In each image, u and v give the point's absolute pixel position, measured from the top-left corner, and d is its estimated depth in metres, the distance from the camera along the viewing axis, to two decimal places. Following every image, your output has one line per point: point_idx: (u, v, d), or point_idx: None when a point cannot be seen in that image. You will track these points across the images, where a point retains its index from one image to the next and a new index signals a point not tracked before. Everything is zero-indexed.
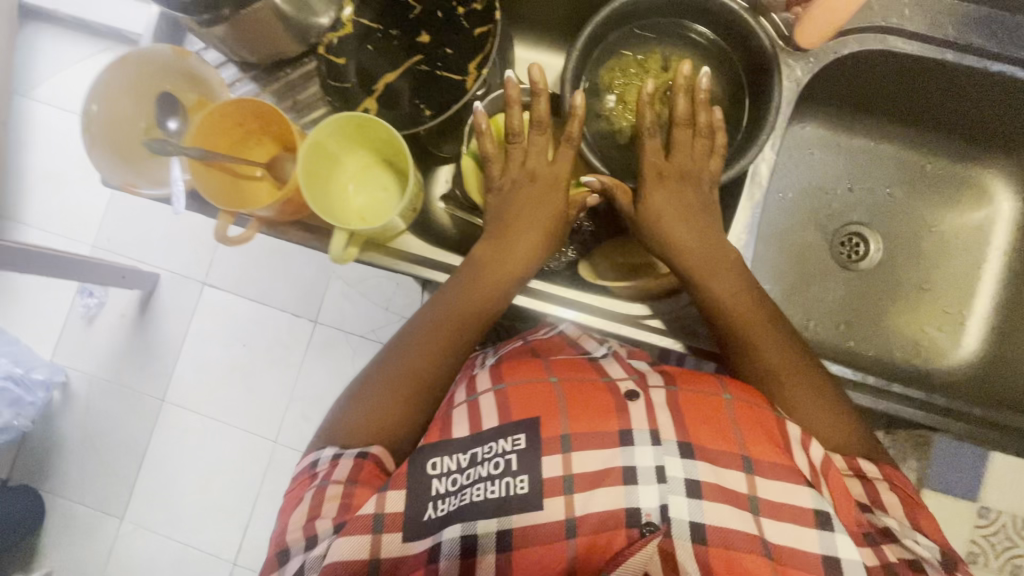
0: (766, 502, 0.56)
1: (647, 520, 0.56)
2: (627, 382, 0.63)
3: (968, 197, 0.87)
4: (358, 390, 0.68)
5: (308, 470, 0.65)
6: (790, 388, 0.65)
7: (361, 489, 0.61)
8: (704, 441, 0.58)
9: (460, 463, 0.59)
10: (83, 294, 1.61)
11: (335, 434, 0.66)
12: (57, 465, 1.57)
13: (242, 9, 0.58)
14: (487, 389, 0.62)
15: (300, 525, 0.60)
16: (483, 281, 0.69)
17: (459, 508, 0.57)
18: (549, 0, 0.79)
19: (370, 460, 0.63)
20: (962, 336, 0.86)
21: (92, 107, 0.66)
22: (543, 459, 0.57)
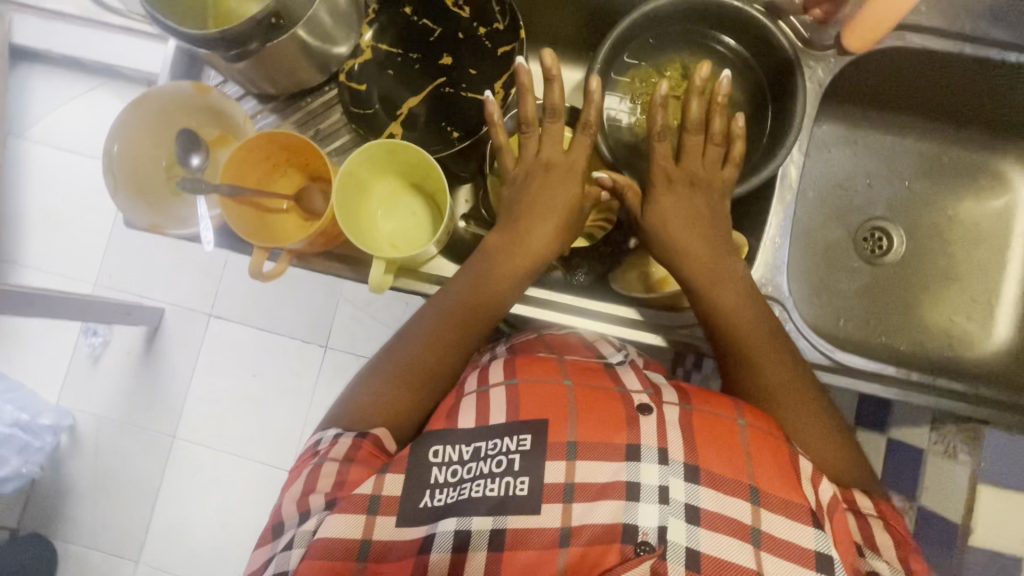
0: (768, 536, 0.52)
1: (642, 540, 0.51)
2: (641, 395, 0.59)
3: (986, 186, 0.88)
4: (366, 376, 0.66)
5: (309, 448, 0.62)
6: (794, 407, 0.62)
7: (359, 469, 0.57)
8: (712, 467, 0.54)
9: (462, 456, 0.56)
10: (87, 334, 1.58)
11: (339, 413, 0.64)
12: (66, 511, 1.53)
13: (269, 42, 0.58)
14: (499, 383, 0.60)
15: (295, 500, 0.58)
16: (495, 277, 0.66)
17: (453, 503, 0.54)
18: (561, 15, 0.79)
19: (369, 440, 0.60)
20: (994, 325, 0.85)
21: (114, 147, 0.65)
22: (547, 464, 0.54)
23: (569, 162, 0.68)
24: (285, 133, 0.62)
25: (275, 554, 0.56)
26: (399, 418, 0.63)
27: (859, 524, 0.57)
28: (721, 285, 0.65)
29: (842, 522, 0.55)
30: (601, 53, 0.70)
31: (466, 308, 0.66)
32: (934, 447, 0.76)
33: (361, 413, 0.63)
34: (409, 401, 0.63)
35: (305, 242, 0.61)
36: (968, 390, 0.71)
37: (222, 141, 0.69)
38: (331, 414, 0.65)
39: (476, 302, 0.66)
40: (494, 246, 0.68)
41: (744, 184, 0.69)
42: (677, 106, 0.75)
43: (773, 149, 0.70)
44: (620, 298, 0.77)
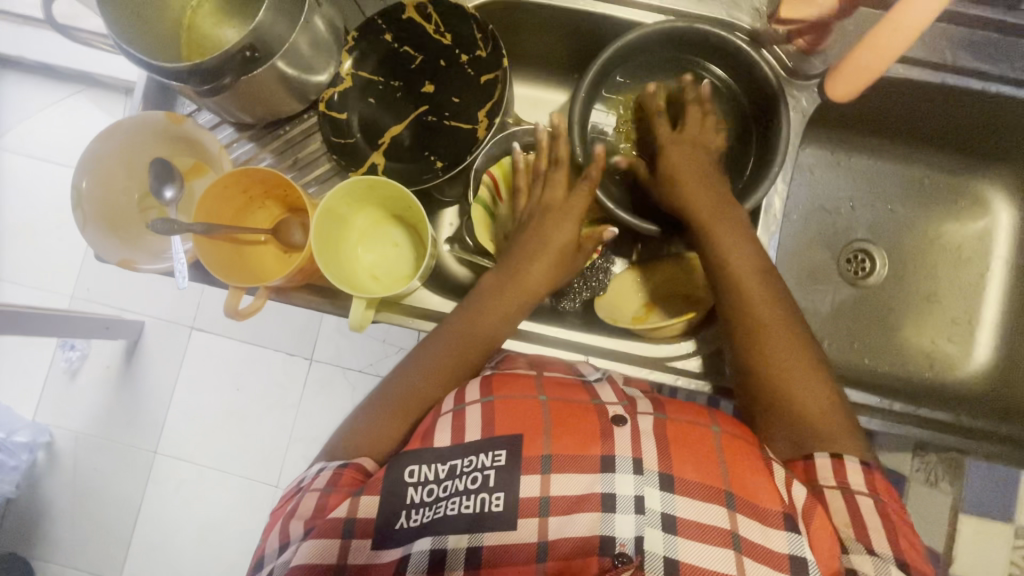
0: (749, 543, 0.50)
1: (620, 551, 0.50)
2: (616, 407, 0.57)
3: (967, 208, 0.89)
4: (355, 411, 0.63)
5: (297, 484, 0.60)
6: (802, 385, 0.58)
7: (336, 497, 0.54)
8: (684, 472, 0.53)
9: (437, 474, 0.53)
10: (64, 348, 1.54)
11: (331, 444, 0.61)
12: (44, 530, 1.49)
13: (245, 76, 0.57)
14: (475, 400, 0.57)
15: (277, 534, 0.55)
16: (491, 312, 0.65)
17: (427, 523, 0.51)
18: (546, 40, 0.78)
19: (351, 468, 0.57)
20: (973, 346, 0.86)
21: (81, 183, 0.63)
22: (523, 478, 0.52)
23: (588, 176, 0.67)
24: (265, 170, 0.61)
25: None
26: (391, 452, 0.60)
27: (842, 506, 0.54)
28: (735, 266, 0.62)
29: (825, 526, 0.52)
30: (585, 81, 0.70)
31: (462, 342, 0.64)
32: (916, 474, 0.80)
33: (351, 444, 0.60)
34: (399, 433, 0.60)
35: (284, 279, 0.60)
36: (952, 420, 0.72)
37: (197, 171, 0.67)
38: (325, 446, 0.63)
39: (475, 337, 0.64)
40: (491, 284, 0.66)
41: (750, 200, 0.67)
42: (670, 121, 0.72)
43: (755, 179, 0.69)
44: (607, 329, 0.76)
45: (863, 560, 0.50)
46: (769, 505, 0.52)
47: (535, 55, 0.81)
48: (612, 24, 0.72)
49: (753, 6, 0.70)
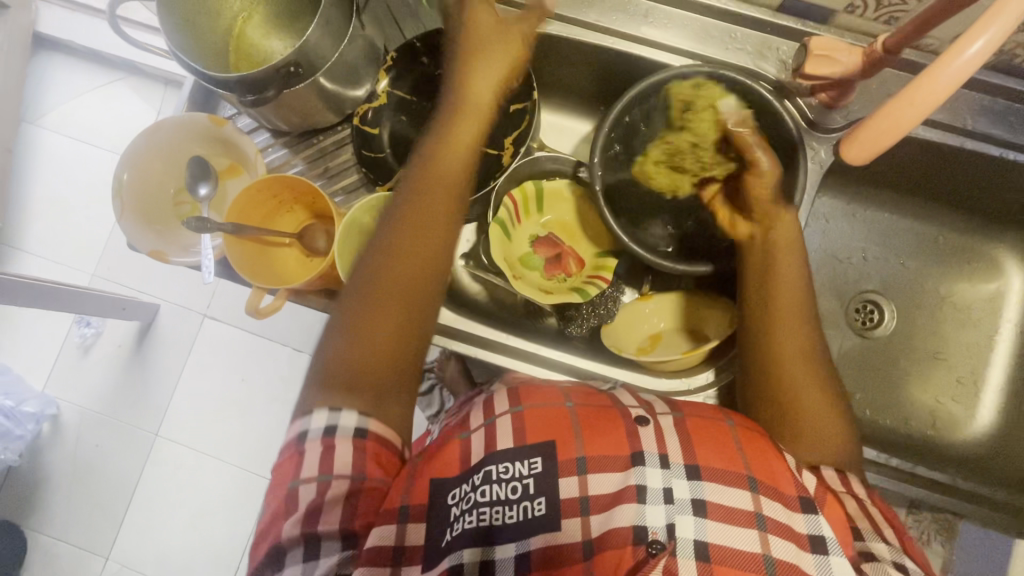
0: (773, 522, 0.49)
1: (653, 539, 0.49)
2: (637, 410, 0.58)
3: (979, 270, 0.89)
4: (329, 342, 0.55)
5: (295, 446, 0.52)
6: (797, 379, 0.59)
7: (372, 486, 0.51)
8: (708, 458, 0.53)
9: (473, 483, 0.53)
10: (81, 324, 1.58)
11: (320, 390, 0.53)
12: (41, 500, 1.51)
13: (287, 88, 0.60)
14: (504, 411, 0.57)
15: (298, 524, 0.49)
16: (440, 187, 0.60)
17: (473, 529, 0.51)
18: (577, 73, 0.80)
19: (370, 440, 0.52)
20: (977, 409, 0.86)
21: (124, 175, 0.67)
22: (561, 480, 0.52)
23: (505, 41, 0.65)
24: (299, 178, 0.64)
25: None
26: (391, 366, 0.54)
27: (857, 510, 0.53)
28: (775, 267, 0.64)
29: (834, 510, 0.52)
30: (610, 116, 0.72)
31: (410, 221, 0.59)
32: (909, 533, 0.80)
33: (349, 374, 0.53)
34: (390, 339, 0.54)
35: (306, 283, 0.63)
36: (950, 482, 0.72)
37: (231, 172, 0.70)
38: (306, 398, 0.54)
39: (425, 211, 0.59)
40: (430, 154, 0.62)
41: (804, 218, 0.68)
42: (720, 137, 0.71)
43: None
44: (613, 358, 0.77)
45: (879, 545, 0.49)
46: (788, 490, 0.52)
47: (564, 84, 0.83)
48: (641, 64, 0.75)
49: (780, 58, 0.72)
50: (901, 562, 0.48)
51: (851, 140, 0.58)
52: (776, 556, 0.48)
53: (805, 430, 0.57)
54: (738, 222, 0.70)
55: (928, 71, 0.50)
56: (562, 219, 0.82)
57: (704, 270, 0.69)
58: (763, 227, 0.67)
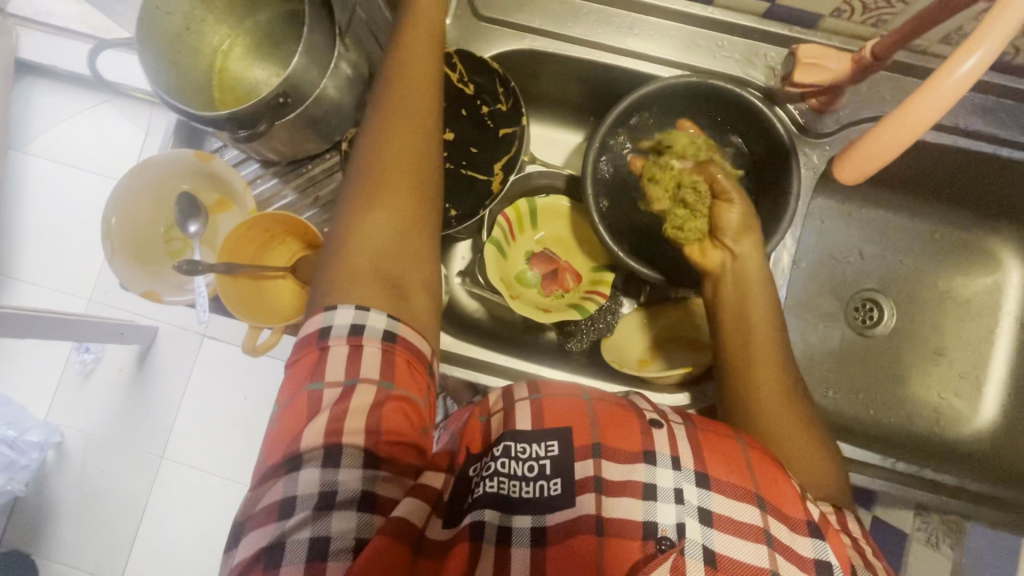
0: (781, 541, 0.48)
1: (662, 535, 0.47)
2: (652, 412, 0.55)
3: (978, 264, 0.89)
4: (339, 245, 0.53)
5: (317, 342, 0.50)
6: (776, 403, 0.58)
7: (399, 395, 0.49)
8: (717, 471, 0.50)
9: (491, 455, 0.51)
10: (80, 350, 1.57)
11: (342, 296, 0.51)
12: (50, 528, 1.51)
13: (277, 120, 0.60)
14: (523, 397, 0.55)
15: (321, 428, 0.47)
16: (416, 86, 0.59)
17: (493, 495, 0.49)
18: (566, 87, 0.80)
19: (399, 348, 0.51)
20: (979, 402, 0.86)
21: (111, 219, 0.66)
22: (577, 465, 0.50)
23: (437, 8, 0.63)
24: (289, 214, 0.64)
25: (295, 496, 0.45)
26: (411, 254, 0.54)
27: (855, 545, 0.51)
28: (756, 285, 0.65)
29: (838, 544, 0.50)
30: (601, 130, 0.71)
31: (394, 114, 0.57)
32: (918, 534, 0.80)
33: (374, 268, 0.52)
34: (407, 225, 0.54)
35: None
36: (954, 483, 0.72)
37: (221, 206, 0.70)
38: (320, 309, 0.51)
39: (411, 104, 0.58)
40: (405, 54, 0.60)
41: (770, 244, 0.67)
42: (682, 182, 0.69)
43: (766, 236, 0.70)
44: (611, 372, 0.77)
45: None
46: (795, 514, 0.50)
47: (552, 96, 0.82)
48: (631, 77, 0.74)
49: (768, 65, 0.72)
50: None
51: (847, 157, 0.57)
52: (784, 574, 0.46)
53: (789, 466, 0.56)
54: (709, 249, 0.66)
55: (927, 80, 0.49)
56: (555, 233, 0.81)
57: (655, 277, 0.70)
58: (733, 254, 0.64)
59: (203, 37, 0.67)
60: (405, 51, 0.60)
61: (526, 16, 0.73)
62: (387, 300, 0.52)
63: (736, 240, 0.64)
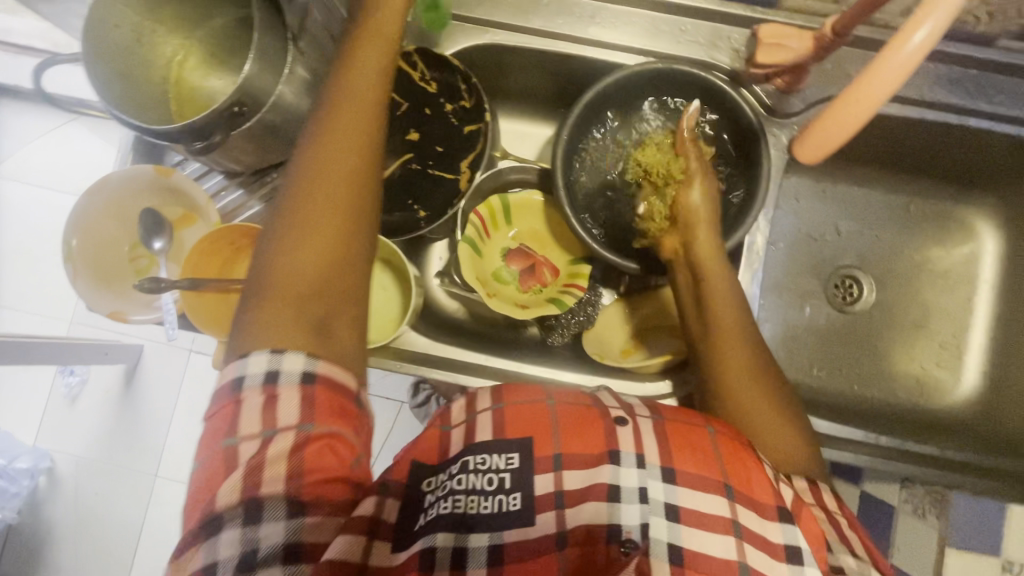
0: (748, 529, 0.51)
1: (627, 537, 0.50)
2: (617, 411, 0.58)
3: (953, 234, 0.89)
4: (255, 279, 0.50)
5: (230, 392, 0.48)
6: (751, 389, 0.60)
7: (322, 436, 0.48)
8: (684, 464, 0.53)
9: (450, 472, 0.53)
10: (65, 374, 1.55)
11: (255, 338, 0.48)
12: (47, 554, 1.50)
13: (234, 131, 0.58)
14: (486, 408, 0.56)
15: (237, 484, 0.45)
16: (357, 96, 0.54)
17: (447, 515, 0.49)
18: (533, 79, 0.79)
19: (320, 385, 0.48)
20: (961, 372, 0.87)
21: (72, 241, 0.64)
22: (537, 478, 0.52)
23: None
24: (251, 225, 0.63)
25: (216, 560, 0.44)
26: (337, 288, 0.50)
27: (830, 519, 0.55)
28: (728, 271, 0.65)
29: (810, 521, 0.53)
30: (570, 120, 0.70)
31: (327, 139, 0.52)
32: (905, 505, 0.80)
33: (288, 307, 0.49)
34: (327, 264, 0.50)
35: None
36: (939, 454, 0.73)
37: (186, 220, 0.68)
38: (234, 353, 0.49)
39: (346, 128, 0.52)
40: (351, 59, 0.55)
41: (732, 237, 0.68)
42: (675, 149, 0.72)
43: (739, 219, 0.69)
44: (593, 365, 0.77)
45: (849, 560, 0.51)
46: (765, 499, 0.53)
47: (519, 90, 0.81)
48: (596, 66, 0.73)
49: (732, 47, 0.71)
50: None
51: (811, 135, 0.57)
52: (751, 564, 0.50)
53: (768, 452, 0.58)
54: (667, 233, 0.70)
55: (876, 60, 0.49)
56: (530, 228, 0.80)
57: (632, 267, 0.70)
58: (690, 238, 0.67)
59: (154, 48, 0.65)
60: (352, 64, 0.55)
61: (486, 10, 0.72)
62: (303, 341, 0.48)
63: (692, 224, 0.67)
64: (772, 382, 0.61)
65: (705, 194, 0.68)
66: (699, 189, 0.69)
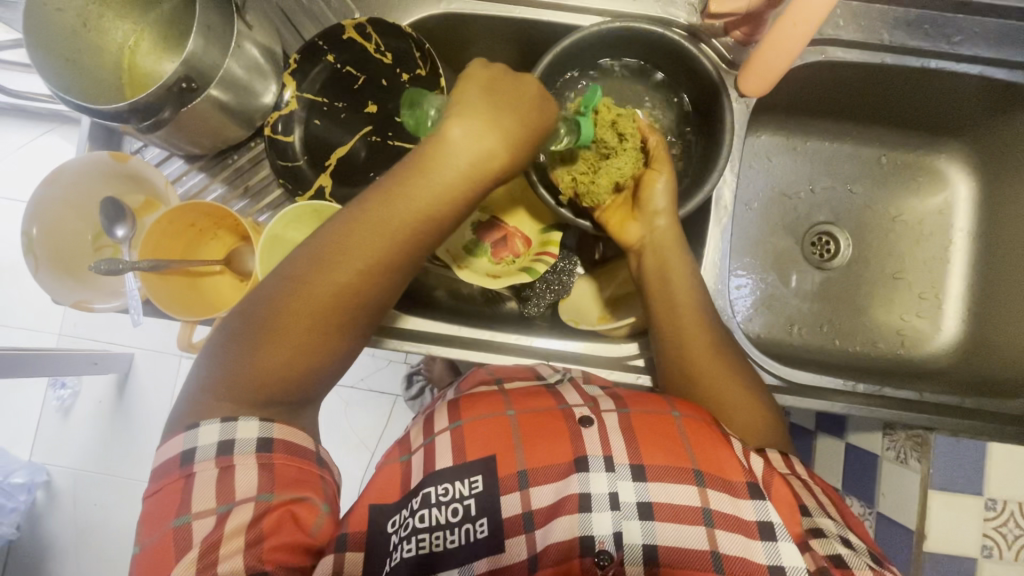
0: (720, 516, 0.53)
1: (600, 549, 0.53)
2: (582, 408, 0.60)
3: (924, 184, 0.89)
4: (239, 335, 0.54)
5: (181, 468, 0.52)
6: (716, 368, 0.63)
7: (282, 503, 0.52)
8: (653, 458, 0.56)
9: (411, 508, 0.55)
10: (56, 386, 1.52)
11: (218, 399, 0.53)
12: (51, 567, 1.50)
13: (183, 108, 0.58)
14: (444, 428, 0.60)
15: (193, 562, 0.48)
16: (399, 210, 0.54)
17: (411, 558, 0.53)
18: (494, 42, 0.76)
19: (279, 454, 0.54)
20: (941, 322, 0.86)
21: (33, 230, 0.65)
22: (502, 498, 0.55)
23: (523, 91, 0.56)
24: (211, 203, 0.64)
25: None
26: (295, 385, 0.54)
27: (802, 485, 0.58)
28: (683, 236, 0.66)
29: (783, 489, 0.56)
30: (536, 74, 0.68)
31: (333, 256, 0.53)
32: (886, 453, 0.79)
33: (243, 387, 0.53)
34: (288, 362, 0.53)
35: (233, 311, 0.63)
36: (916, 398, 0.73)
37: (148, 208, 0.69)
38: (198, 407, 0.54)
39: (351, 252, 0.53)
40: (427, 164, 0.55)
41: (685, 207, 0.66)
42: (609, 132, 0.65)
43: (701, 175, 0.69)
44: (569, 330, 0.77)
45: (825, 520, 0.54)
46: (735, 477, 0.55)
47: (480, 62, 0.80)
48: (551, 29, 0.73)
49: (688, 1, 0.71)
50: (845, 534, 0.53)
51: (749, 69, 0.69)
52: (723, 552, 0.52)
53: (737, 430, 0.62)
54: (629, 222, 0.68)
55: None
56: (500, 203, 0.79)
57: (587, 225, 0.68)
58: (651, 228, 0.66)
59: (105, 35, 0.65)
60: (392, 174, 0.55)
61: None
62: (258, 411, 0.54)
63: (656, 211, 0.66)
64: (729, 359, 0.64)
65: (670, 183, 0.66)
66: (662, 173, 0.66)
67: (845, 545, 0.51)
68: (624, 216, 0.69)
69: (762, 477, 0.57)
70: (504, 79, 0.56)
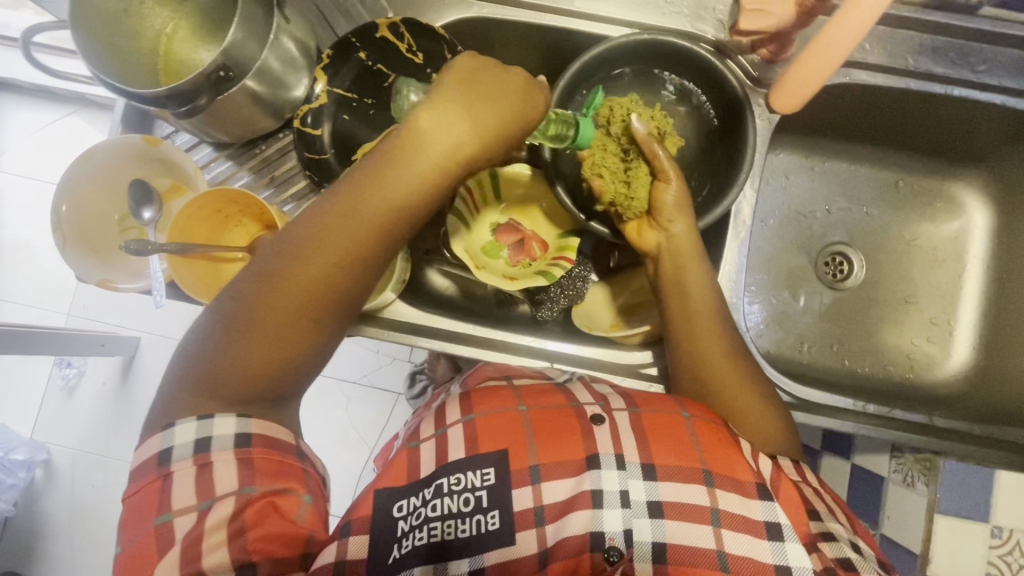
0: (727, 515, 0.53)
1: (611, 545, 0.53)
2: (593, 407, 0.61)
3: (940, 210, 0.89)
4: (220, 333, 0.54)
5: (157, 468, 0.52)
6: (727, 379, 0.63)
7: (262, 497, 0.52)
8: (661, 458, 0.56)
9: (423, 497, 0.56)
10: (61, 365, 1.53)
11: (201, 397, 0.54)
12: (45, 546, 1.50)
13: (219, 96, 0.59)
14: (456, 421, 0.61)
15: (174, 560, 0.48)
16: (372, 198, 0.54)
17: (422, 546, 0.53)
18: (520, 49, 0.77)
19: (257, 448, 0.54)
20: (951, 349, 0.86)
21: (62, 207, 0.66)
22: (513, 492, 0.56)
23: (503, 86, 0.57)
24: (235, 188, 0.65)
25: None
26: (277, 378, 0.55)
27: (810, 491, 0.58)
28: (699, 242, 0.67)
29: (791, 493, 0.56)
30: (562, 83, 0.69)
31: (308, 251, 0.54)
32: (892, 475, 0.79)
33: (221, 382, 0.53)
34: (267, 357, 0.54)
35: None
36: (927, 421, 0.73)
37: (176, 191, 0.70)
38: (176, 407, 0.54)
39: (328, 244, 0.53)
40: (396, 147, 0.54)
41: (704, 219, 0.67)
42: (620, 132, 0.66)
43: (721, 187, 0.70)
44: (582, 336, 0.78)
45: (834, 524, 0.54)
46: (745, 479, 0.55)
47: None
48: (580, 38, 0.74)
49: (717, 17, 0.72)
50: (853, 539, 0.53)
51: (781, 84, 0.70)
52: (730, 552, 0.52)
53: (749, 437, 0.62)
54: (647, 229, 0.68)
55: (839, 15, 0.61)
56: (518, 204, 0.80)
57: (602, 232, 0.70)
58: (668, 235, 0.66)
59: (143, 20, 0.66)
60: (368, 165, 0.55)
61: None
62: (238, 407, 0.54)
63: (670, 220, 0.65)
64: (742, 370, 0.64)
65: (680, 192, 0.65)
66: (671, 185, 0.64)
67: (853, 549, 0.52)
68: (642, 224, 0.69)
69: (768, 479, 0.57)
70: (481, 74, 0.56)
